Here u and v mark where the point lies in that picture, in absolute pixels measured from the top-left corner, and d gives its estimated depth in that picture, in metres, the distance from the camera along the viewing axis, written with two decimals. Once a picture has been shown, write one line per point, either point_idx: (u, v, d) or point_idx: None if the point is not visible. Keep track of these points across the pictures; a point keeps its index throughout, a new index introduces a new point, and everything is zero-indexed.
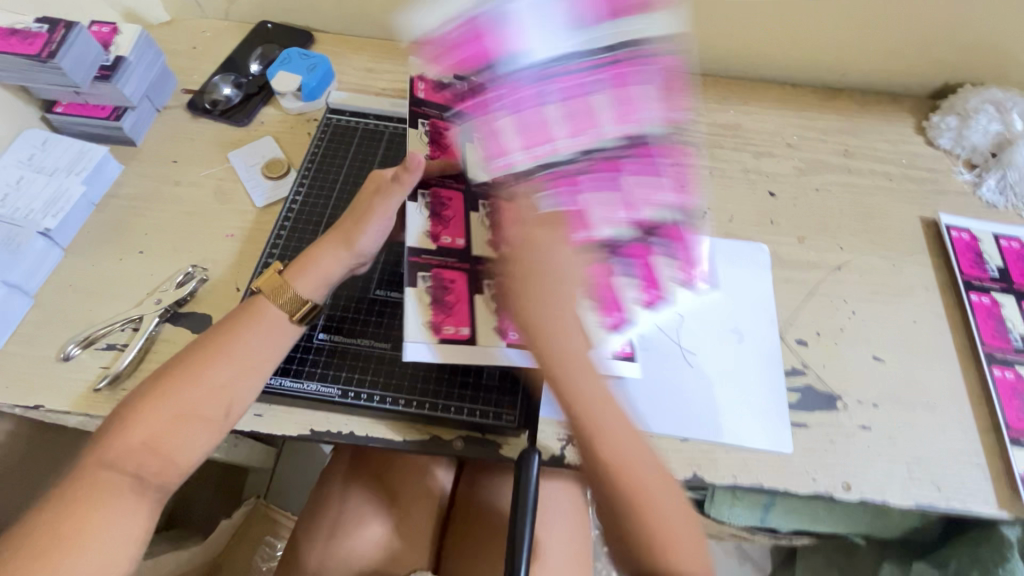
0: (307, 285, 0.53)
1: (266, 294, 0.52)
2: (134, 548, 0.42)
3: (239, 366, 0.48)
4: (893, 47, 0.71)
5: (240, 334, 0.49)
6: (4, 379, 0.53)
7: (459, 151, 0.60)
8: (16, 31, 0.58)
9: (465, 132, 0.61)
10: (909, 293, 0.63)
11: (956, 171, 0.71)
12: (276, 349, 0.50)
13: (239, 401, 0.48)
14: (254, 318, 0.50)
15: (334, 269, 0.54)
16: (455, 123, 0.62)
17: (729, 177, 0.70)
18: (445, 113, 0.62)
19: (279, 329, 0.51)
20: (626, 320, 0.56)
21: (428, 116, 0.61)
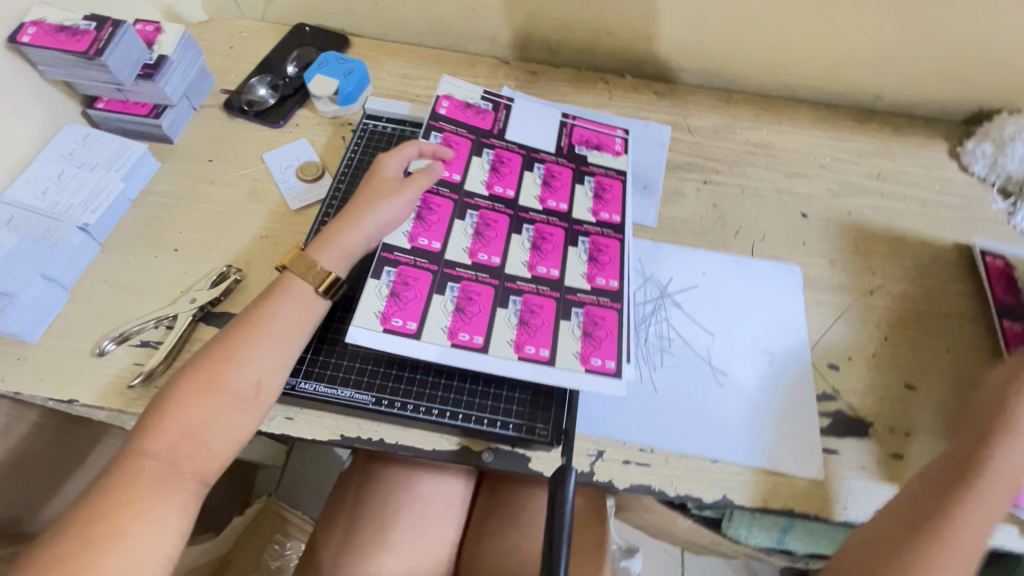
0: (330, 258, 0.53)
1: (292, 270, 0.53)
2: (170, 536, 0.44)
3: (265, 349, 0.49)
4: (931, 72, 0.70)
5: (265, 315, 0.50)
6: (40, 372, 0.53)
7: (471, 159, 0.61)
8: (64, 28, 0.59)
9: (479, 154, 0.62)
10: (941, 320, 0.62)
11: (990, 199, 0.70)
12: (304, 329, 0.52)
13: (267, 382, 0.49)
14: (281, 299, 0.51)
15: (354, 241, 0.54)
16: (470, 143, 0.62)
17: (761, 196, 0.70)
18: (469, 127, 0.63)
19: (304, 308, 0.52)
20: (611, 366, 0.52)
21: (445, 125, 0.62)
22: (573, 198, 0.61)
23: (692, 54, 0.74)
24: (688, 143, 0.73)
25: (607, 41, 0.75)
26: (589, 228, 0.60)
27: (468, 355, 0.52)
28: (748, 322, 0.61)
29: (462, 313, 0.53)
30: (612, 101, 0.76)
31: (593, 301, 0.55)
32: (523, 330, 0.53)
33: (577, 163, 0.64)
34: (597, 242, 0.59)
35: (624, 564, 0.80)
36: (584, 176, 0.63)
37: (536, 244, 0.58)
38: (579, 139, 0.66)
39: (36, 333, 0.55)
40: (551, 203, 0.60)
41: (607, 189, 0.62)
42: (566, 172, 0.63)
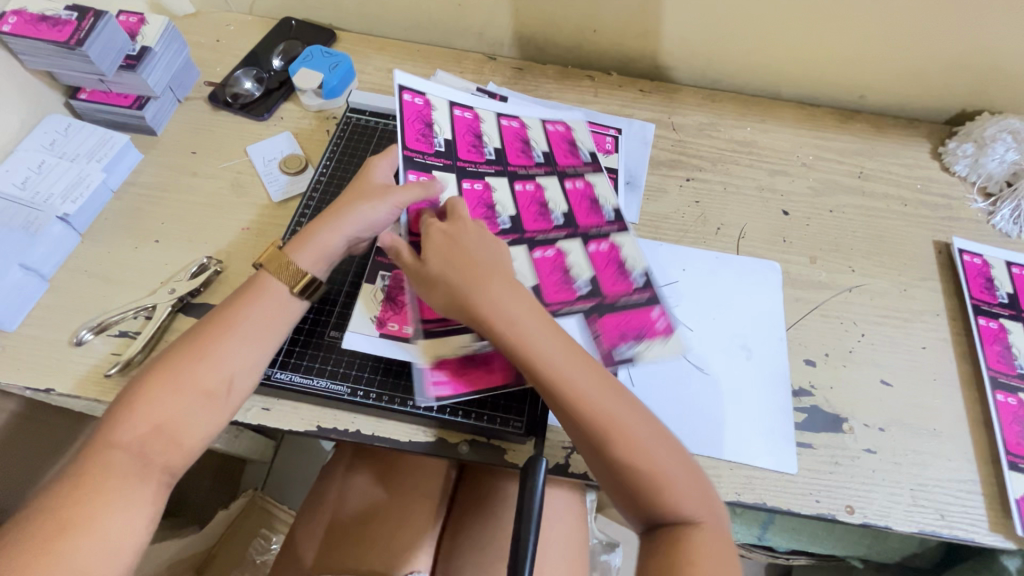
0: (309, 257, 0.54)
1: (269, 268, 0.53)
2: (139, 528, 0.44)
3: (240, 345, 0.49)
4: (913, 73, 0.71)
5: (241, 311, 0.51)
6: (17, 361, 0.53)
7: (437, 133, 0.61)
8: (46, 18, 0.59)
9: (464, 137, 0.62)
10: (918, 317, 0.62)
11: (970, 199, 0.71)
12: (281, 326, 0.52)
13: (240, 380, 0.49)
14: (257, 296, 0.52)
15: (333, 241, 0.55)
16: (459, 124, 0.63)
17: (743, 193, 0.70)
18: (446, 102, 0.63)
19: (282, 305, 0.52)
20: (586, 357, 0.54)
21: (420, 97, 0.62)
22: (554, 202, 0.61)
23: (677, 52, 0.75)
24: (672, 140, 0.74)
25: (593, 38, 0.75)
26: (563, 232, 0.60)
27: (433, 342, 0.53)
28: (724, 316, 0.61)
29: (429, 304, 0.55)
30: (597, 98, 0.76)
31: (558, 302, 0.56)
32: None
33: (556, 166, 0.64)
34: (574, 250, 0.59)
35: (605, 558, 0.80)
36: (565, 181, 0.63)
37: (510, 241, 0.58)
38: (562, 142, 0.66)
39: (14, 322, 0.55)
40: (531, 206, 0.61)
41: (599, 201, 0.62)
42: (547, 176, 0.63)
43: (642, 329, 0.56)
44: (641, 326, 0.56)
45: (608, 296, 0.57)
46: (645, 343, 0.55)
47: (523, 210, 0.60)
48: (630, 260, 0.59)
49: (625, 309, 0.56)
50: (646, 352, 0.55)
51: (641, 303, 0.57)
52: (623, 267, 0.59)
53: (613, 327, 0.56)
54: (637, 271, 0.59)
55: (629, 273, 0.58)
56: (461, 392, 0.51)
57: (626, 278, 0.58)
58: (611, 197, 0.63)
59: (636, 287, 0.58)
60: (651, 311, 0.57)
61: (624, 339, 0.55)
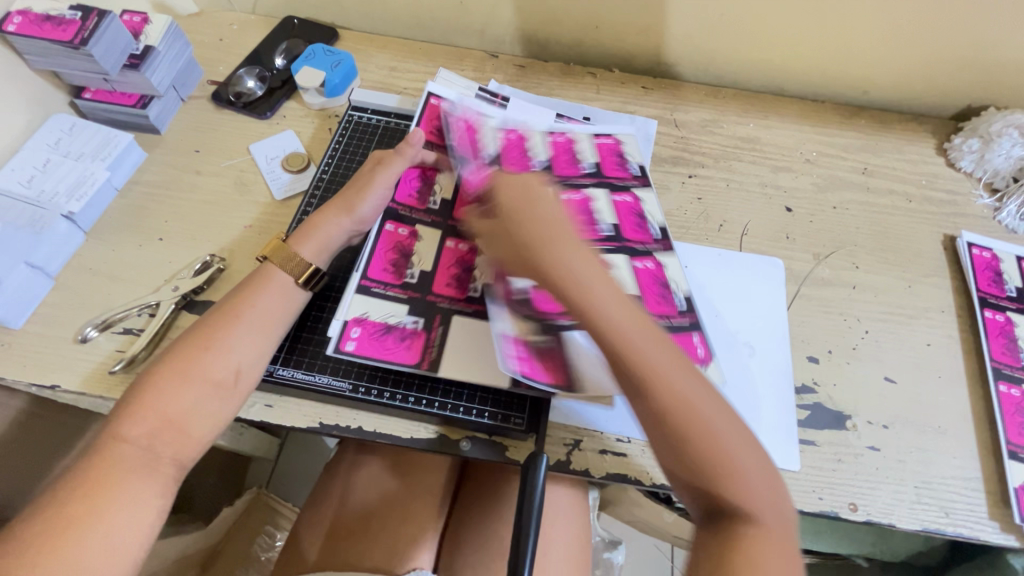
0: (312, 248, 0.55)
1: (273, 260, 0.54)
2: (146, 522, 0.44)
3: (244, 336, 0.50)
4: (918, 69, 0.70)
5: (244, 304, 0.51)
6: (23, 357, 0.54)
7: (454, 132, 0.64)
8: (50, 17, 0.59)
9: (497, 143, 0.62)
10: (924, 314, 0.62)
11: (976, 195, 0.70)
12: (284, 317, 0.52)
13: (246, 370, 0.49)
14: (262, 289, 0.52)
15: (335, 233, 0.56)
16: (492, 130, 0.63)
17: (746, 190, 0.70)
18: (483, 109, 0.64)
19: (284, 297, 0.53)
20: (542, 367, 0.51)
21: (443, 100, 0.66)
22: (603, 214, 0.59)
23: (679, 49, 0.75)
24: (674, 137, 0.73)
25: (595, 35, 0.75)
26: (611, 244, 0.57)
27: (368, 301, 0.54)
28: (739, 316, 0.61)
29: (378, 264, 0.55)
30: (599, 95, 0.76)
31: None
32: (432, 294, 0.55)
33: (604, 177, 0.62)
34: (622, 266, 0.56)
35: (608, 556, 0.81)
36: (613, 194, 0.61)
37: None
38: (612, 155, 0.64)
39: (20, 320, 0.55)
40: (578, 215, 0.58)
41: (646, 218, 0.60)
42: (596, 187, 0.61)
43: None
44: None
45: (649, 315, 0.54)
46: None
47: (567, 218, 0.58)
48: (674, 282, 0.56)
49: (671, 332, 0.53)
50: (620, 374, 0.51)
51: (682, 328, 0.54)
52: (666, 289, 0.55)
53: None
54: (680, 296, 0.55)
55: (672, 296, 0.55)
56: (360, 352, 0.51)
57: (669, 301, 0.55)
58: (658, 214, 0.60)
59: (678, 313, 0.54)
60: (689, 346, 0.53)
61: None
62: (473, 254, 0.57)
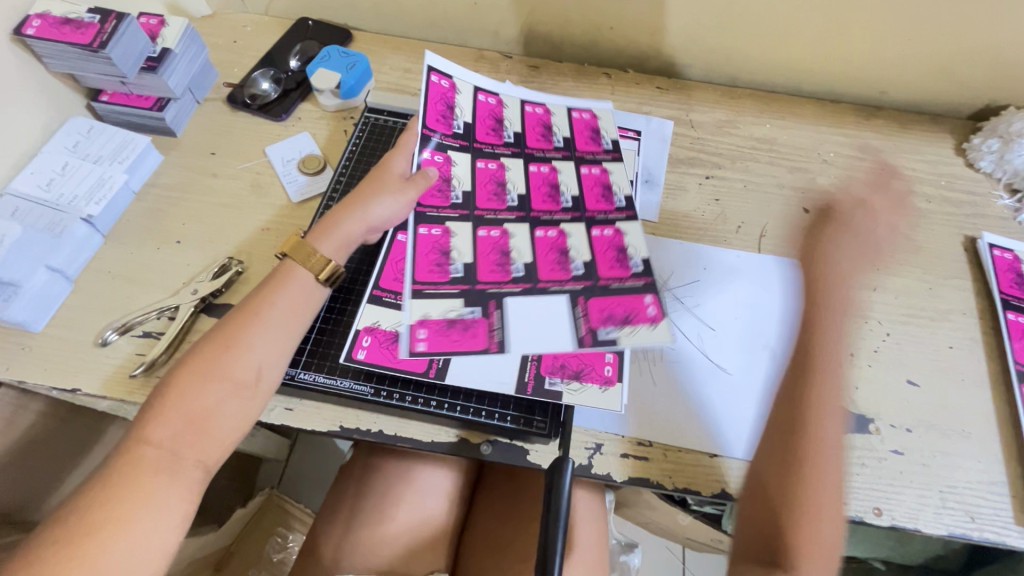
0: (331, 247, 0.54)
1: (293, 258, 0.53)
2: (171, 525, 0.44)
3: (264, 337, 0.50)
4: (937, 69, 0.70)
5: (263, 305, 0.51)
6: (44, 361, 0.54)
7: (458, 115, 0.62)
8: (69, 21, 0.59)
9: (476, 122, 0.63)
10: (945, 316, 0.62)
11: (996, 196, 0.70)
12: (304, 318, 0.52)
13: (267, 371, 0.49)
14: (281, 289, 0.52)
15: (354, 230, 0.55)
16: (476, 110, 0.64)
17: (764, 191, 0.69)
18: (470, 87, 0.64)
19: (303, 298, 0.52)
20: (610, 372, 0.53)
21: (446, 78, 0.63)
22: (566, 185, 0.61)
23: (695, 50, 0.74)
24: (690, 138, 0.73)
25: (610, 35, 0.75)
26: (569, 214, 0.59)
27: (378, 309, 0.55)
28: (750, 313, 0.60)
29: (390, 274, 0.57)
30: (614, 95, 0.76)
31: (551, 279, 0.55)
32: (482, 283, 0.55)
33: (575, 152, 0.64)
34: (576, 232, 0.58)
35: (624, 559, 0.81)
36: (580, 167, 0.63)
37: (515, 217, 0.59)
38: (585, 130, 0.66)
39: (40, 323, 0.56)
40: (542, 186, 0.61)
41: (612, 189, 0.61)
42: (564, 161, 0.63)
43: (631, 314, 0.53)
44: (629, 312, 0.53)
45: (601, 279, 0.55)
46: (582, 385, 0.52)
47: (533, 190, 0.61)
48: (632, 248, 0.57)
49: (616, 293, 0.54)
50: (630, 335, 0.52)
51: (635, 289, 0.54)
52: (622, 254, 0.57)
53: (602, 309, 0.53)
54: (636, 259, 0.56)
55: (627, 260, 0.56)
56: (370, 360, 0.53)
57: (623, 265, 0.56)
58: (625, 185, 0.62)
59: (631, 273, 0.55)
60: (644, 298, 0.54)
61: (610, 322, 0.53)
62: (507, 239, 0.57)
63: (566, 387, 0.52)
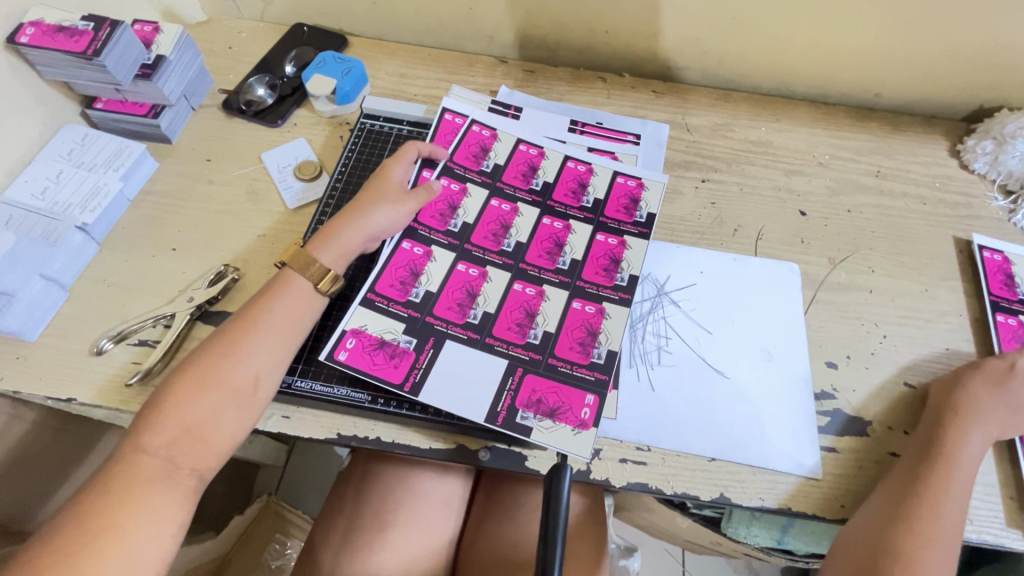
0: (331, 256, 0.54)
1: (292, 267, 0.53)
2: (166, 534, 0.44)
3: (263, 345, 0.50)
4: (930, 71, 0.70)
5: (262, 312, 0.51)
6: (38, 370, 0.54)
7: (490, 157, 0.64)
8: (62, 28, 0.59)
9: (506, 168, 0.64)
10: (941, 318, 0.62)
11: (990, 197, 0.70)
12: (302, 325, 0.52)
13: (265, 379, 0.49)
14: (280, 296, 0.52)
15: (353, 238, 0.55)
16: (512, 155, 0.65)
17: (760, 194, 0.69)
18: (512, 137, 0.66)
19: (301, 305, 0.52)
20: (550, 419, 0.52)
21: (489, 128, 0.65)
22: (572, 247, 0.60)
23: (691, 53, 0.74)
24: (686, 142, 0.73)
25: (606, 40, 0.75)
26: (559, 278, 0.58)
27: (370, 313, 0.54)
28: (764, 329, 0.60)
29: (388, 280, 0.56)
30: (610, 99, 0.76)
31: (501, 338, 0.55)
32: (433, 316, 0.55)
33: (600, 216, 0.62)
34: (554, 299, 0.57)
35: (624, 563, 0.81)
36: (598, 233, 0.61)
37: (501, 262, 0.58)
38: (621, 198, 0.63)
39: (34, 332, 0.55)
40: (545, 241, 0.60)
41: (620, 265, 0.59)
42: (584, 222, 0.61)
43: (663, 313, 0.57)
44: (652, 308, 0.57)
45: (553, 357, 0.54)
46: (554, 424, 0.51)
47: (535, 242, 0.60)
48: (604, 336, 0.55)
49: (559, 379, 0.53)
50: (544, 430, 0.51)
51: (583, 382, 0.53)
52: (591, 337, 0.55)
53: (547, 387, 0.53)
54: (602, 349, 0.55)
55: (592, 348, 0.55)
56: (350, 363, 0.52)
57: (586, 351, 0.54)
58: (635, 266, 0.59)
59: (589, 363, 0.54)
60: (586, 396, 0.52)
61: (536, 408, 0.52)
62: (481, 281, 0.57)
63: (537, 423, 0.51)
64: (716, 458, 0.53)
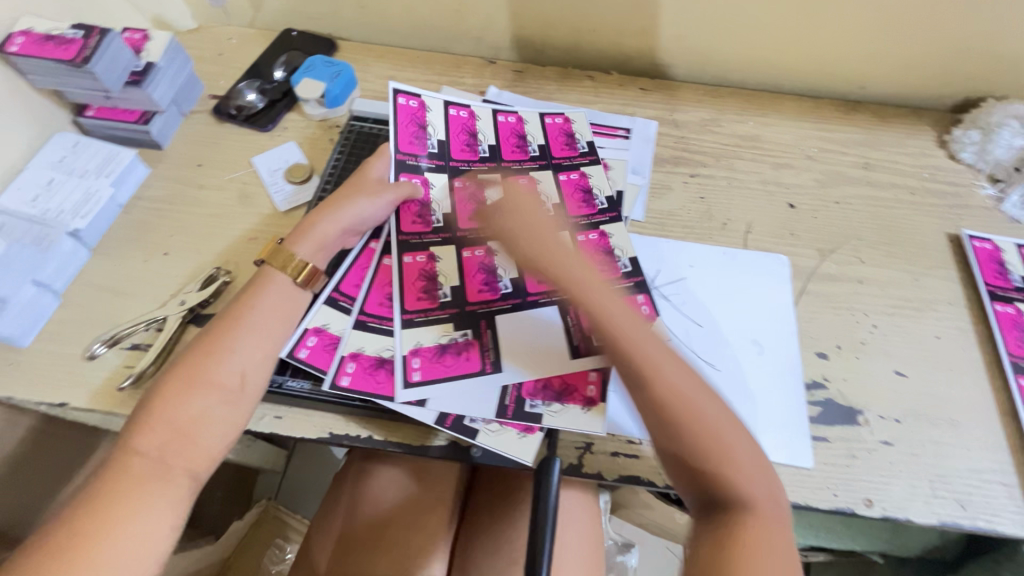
0: (309, 250, 0.55)
1: (272, 264, 0.54)
2: (161, 534, 0.44)
3: (249, 343, 0.50)
4: (913, 62, 0.71)
5: (247, 312, 0.51)
6: (33, 375, 0.54)
7: (431, 135, 0.64)
8: (51, 37, 0.60)
9: (441, 138, 0.64)
10: (930, 307, 0.62)
11: (978, 186, 0.70)
12: (287, 323, 0.53)
13: (252, 375, 0.50)
14: (264, 294, 0.53)
15: (331, 233, 0.56)
16: (449, 125, 0.65)
17: (748, 188, 0.70)
18: (439, 102, 0.66)
19: (287, 303, 0.53)
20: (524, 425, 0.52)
21: (417, 100, 0.65)
22: (547, 193, 0.63)
23: (676, 50, 0.75)
24: (674, 137, 0.74)
25: (592, 38, 0.75)
26: (553, 222, 0.61)
27: (333, 312, 0.55)
28: (755, 320, 0.60)
29: (353, 279, 0.57)
30: (598, 97, 0.76)
31: (479, 302, 0.56)
32: (365, 313, 0.55)
33: (551, 159, 0.65)
34: (561, 240, 0.59)
35: (621, 559, 0.82)
36: (558, 172, 0.64)
37: (439, 239, 0.59)
38: (558, 135, 0.67)
39: (27, 338, 0.56)
40: (525, 198, 0.62)
41: (593, 191, 0.63)
42: (542, 169, 0.64)
43: (568, 388, 0.52)
44: (568, 386, 0.53)
45: (467, 305, 0.56)
46: (501, 428, 0.52)
47: None
48: (619, 250, 0.59)
49: None
50: (492, 433, 0.52)
51: (625, 292, 0.57)
52: (609, 256, 0.59)
53: (368, 365, 0.53)
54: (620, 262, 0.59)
55: (617, 261, 0.59)
56: (310, 361, 0.53)
57: (611, 266, 0.59)
58: (553, 194, 0.63)
59: (620, 275, 0.58)
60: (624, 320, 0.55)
61: (543, 395, 0.52)
62: (432, 263, 0.58)
63: (484, 426, 0.52)
64: None
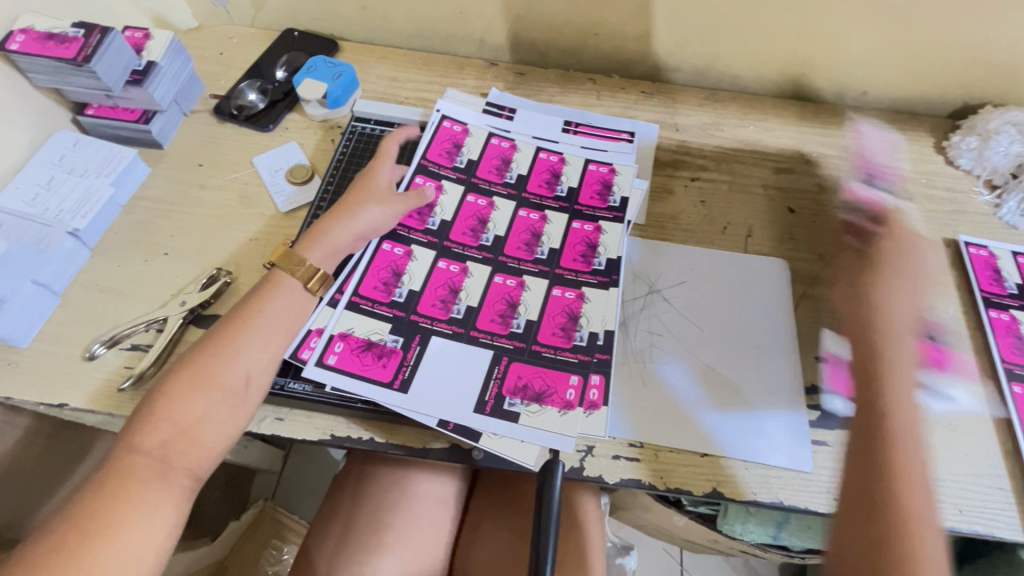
0: (319, 254, 0.55)
1: (282, 267, 0.54)
2: (162, 535, 0.44)
3: (254, 344, 0.50)
4: (911, 69, 0.71)
5: (254, 312, 0.51)
6: (30, 376, 0.54)
7: (463, 153, 0.66)
8: (52, 35, 0.59)
9: (475, 159, 0.65)
10: (929, 312, 0.62)
11: (976, 192, 0.71)
12: (293, 324, 0.52)
13: (257, 377, 0.49)
14: (272, 295, 0.52)
15: (342, 238, 0.56)
16: (484, 150, 0.66)
17: (749, 193, 0.70)
18: (483, 131, 0.68)
19: (292, 305, 0.53)
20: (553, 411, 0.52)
21: (460, 124, 0.67)
22: (549, 237, 0.61)
23: (678, 54, 0.75)
24: (675, 141, 0.74)
25: (594, 41, 0.75)
26: (539, 267, 0.59)
27: (355, 317, 0.55)
28: (758, 323, 0.61)
29: (371, 282, 0.57)
30: (600, 101, 0.77)
31: (426, 314, 0.56)
32: (358, 295, 0.56)
33: (575, 205, 0.63)
34: (535, 288, 0.58)
35: (620, 561, 0.82)
36: (575, 220, 0.62)
37: (425, 240, 0.60)
38: (594, 185, 0.65)
39: (26, 338, 0.55)
40: (522, 232, 0.61)
41: (598, 249, 0.61)
42: (559, 212, 0.63)
43: (549, 391, 0.53)
44: (548, 389, 0.53)
45: (415, 313, 0.56)
46: (541, 408, 0.52)
47: (512, 235, 0.61)
48: (585, 319, 0.56)
49: (544, 364, 0.54)
50: (532, 414, 0.52)
51: (565, 365, 0.54)
52: (572, 322, 0.56)
53: (356, 346, 0.53)
54: (582, 332, 0.56)
55: (574, 331, 0.56)
56: (341, 367, 0.52)
57: (567, 336, 0.55)
58: (557, 239, 0.61)
59: (571, 346, 0.55)
60: (570, 377, 0.53)
61: (522, 394, 0.52)
62: (406, 260, 0.58)
63: (525, 408, 0.52)
64: (708, 453, 0.54)
